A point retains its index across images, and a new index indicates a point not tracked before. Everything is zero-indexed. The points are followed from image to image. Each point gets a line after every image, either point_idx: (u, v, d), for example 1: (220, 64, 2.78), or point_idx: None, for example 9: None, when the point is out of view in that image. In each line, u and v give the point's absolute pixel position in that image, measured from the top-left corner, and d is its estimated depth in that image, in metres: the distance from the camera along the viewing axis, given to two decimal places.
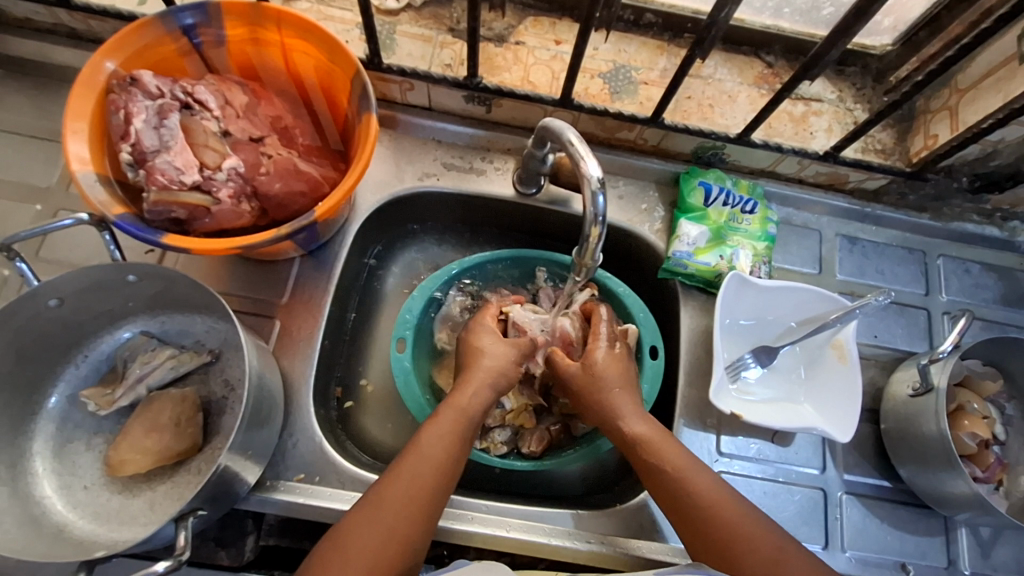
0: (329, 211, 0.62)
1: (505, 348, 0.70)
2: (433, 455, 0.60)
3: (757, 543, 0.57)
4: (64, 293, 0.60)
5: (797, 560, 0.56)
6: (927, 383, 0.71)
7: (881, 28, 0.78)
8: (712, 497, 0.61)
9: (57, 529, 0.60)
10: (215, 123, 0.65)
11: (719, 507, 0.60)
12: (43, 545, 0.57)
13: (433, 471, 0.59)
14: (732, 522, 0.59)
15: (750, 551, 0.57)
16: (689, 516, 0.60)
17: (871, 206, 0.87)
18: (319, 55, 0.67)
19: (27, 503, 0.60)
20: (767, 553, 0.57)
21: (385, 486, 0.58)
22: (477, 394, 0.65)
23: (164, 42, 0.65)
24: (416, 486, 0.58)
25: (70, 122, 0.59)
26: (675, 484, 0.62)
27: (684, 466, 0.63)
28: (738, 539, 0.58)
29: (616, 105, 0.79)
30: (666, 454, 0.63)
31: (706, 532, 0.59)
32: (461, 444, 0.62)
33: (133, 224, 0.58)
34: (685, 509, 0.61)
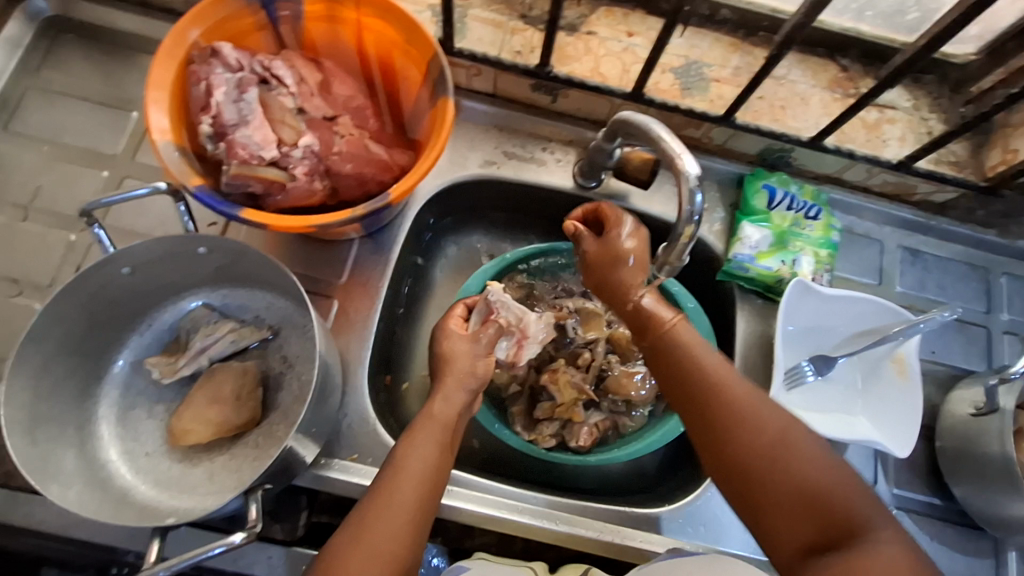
0: (403, 194, 0.62)
1: (469, 347, 0.68)
2: (416, 470, 0.57)
3: (764, 426, 0.55)
4: (137, 262, 0.61)
5: (805, 441, 0.54)
6: (993, 403, 0.69)
7: (967, 36, 0.76)
8: (721, 379, 0.58)
9: (121, 493, 0.61)
10: (291, 100, 0.65)
11: (728, 389, 0.58)
12: (111, 508, 0.57)
13: (419, 485, 0.56)
14: (741, 404, 0.57)
15: (754, 431, 0.55)
16: (697, 395, 0.59)
17: (936, 220, 0.85)
18: (395, 36, 0.67)
19: (94, 466, 0.61)
20: (772, 433, 0.55)
21: (374, 504, 0.55)
22: (452, 407, 0.63)
23: (244, 15, 0.65)
24: (403, 507, 0.55)
25: (152, 91, 0.59)
26: (686, 364, 0.60)
27: (696, 347, 0.61)
28: (742, 420, 0.56)
29: (687, 101, 0.78)
30: (680, 332, 0.62)
31: (710, 410, 0.57)
32: (444, 460, 0.60)
33: (212, 196, 0.58)
34: (693, 390, 0.59)
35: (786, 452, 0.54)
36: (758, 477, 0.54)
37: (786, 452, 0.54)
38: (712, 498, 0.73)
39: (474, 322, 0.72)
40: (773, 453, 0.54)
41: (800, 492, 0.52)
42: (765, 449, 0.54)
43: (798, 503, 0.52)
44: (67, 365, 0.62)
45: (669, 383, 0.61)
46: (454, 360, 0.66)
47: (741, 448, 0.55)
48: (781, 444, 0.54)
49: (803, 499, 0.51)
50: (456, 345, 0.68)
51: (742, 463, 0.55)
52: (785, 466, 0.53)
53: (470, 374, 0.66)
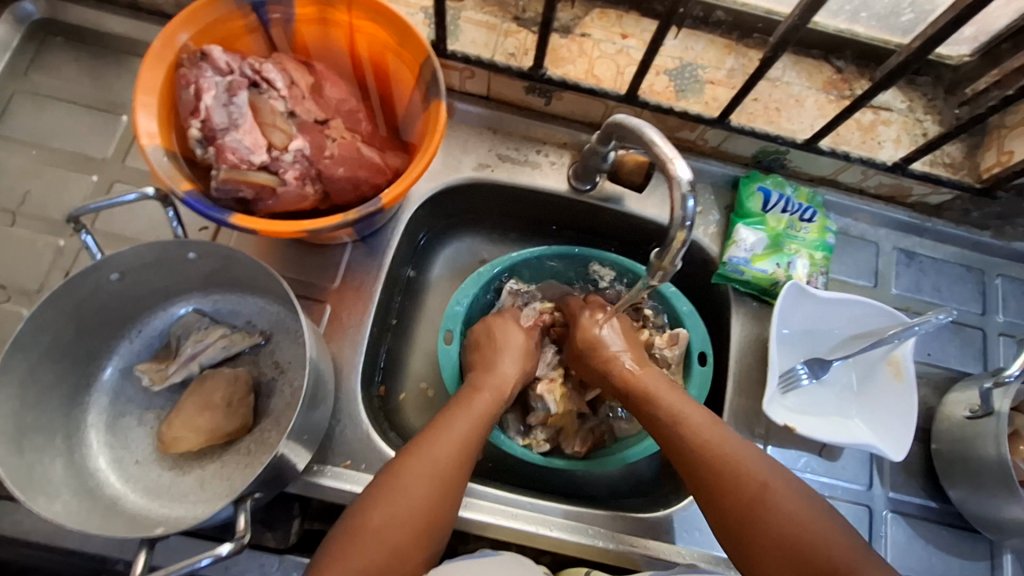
0: (395, 199, 0.61)
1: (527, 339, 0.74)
2: (463, 424, 0.61)
3: (777, 504, 0.55)
4: (125, 267, 0.60)
5: (818, 523, 0.54)
6: (988, 405, 0.69)
7: (961, 37, 0.76)
8: (732, 458, 0.58)
9: (110, 502, 0.60)
10: (282, 103, 0.64)
11: (739, 467, 0.58)
12: (99, 518, 0.57)
13: (466, 434, 0.61)
14: (751, 481, 0.57)
15: (769, 512, 0.55)
16: (706, 477, 0.58)
17: (931, 221, 0.85)
18: (387, 38, 0.66)
19: (82, 475, 0.61)
20: (788, 514, 0.54)
21: (408, 458, 0.57)
22: (512, 380, 0.69)
23: (234, 18, 0.64)
24: (444, 457, 0.58)
25: (140, 95, 0.58)
26: (673, 428, 0.62)
27: (701, 425, 0.61)
28: (754, 501, 0.55)
29: (681, 103, 0.77)
30: (686, 414, 0.62)
31: (722, 489, 0.57)
32: (486, 418, 0.64)
33: (201, 201, 0.57)
34: (701, 471, 0.59)
35: (804, 535, 0.53)
36: (773, 558, 0.53)
37: (799, 533, 0.53)
38: None
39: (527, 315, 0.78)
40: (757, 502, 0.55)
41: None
42: (780, 532, 0.54)
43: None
44: (54, 373, 0.61)
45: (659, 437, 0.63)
46: (508, 341, 0.72)
47: (757, 531, 0.54)
48: (796, 526, 0.53)
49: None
50: (512, 333, 0.73)
51: (756, 544, 0.54)
52: (801, 553, 0.52)
53: (519, 348, 0.72)
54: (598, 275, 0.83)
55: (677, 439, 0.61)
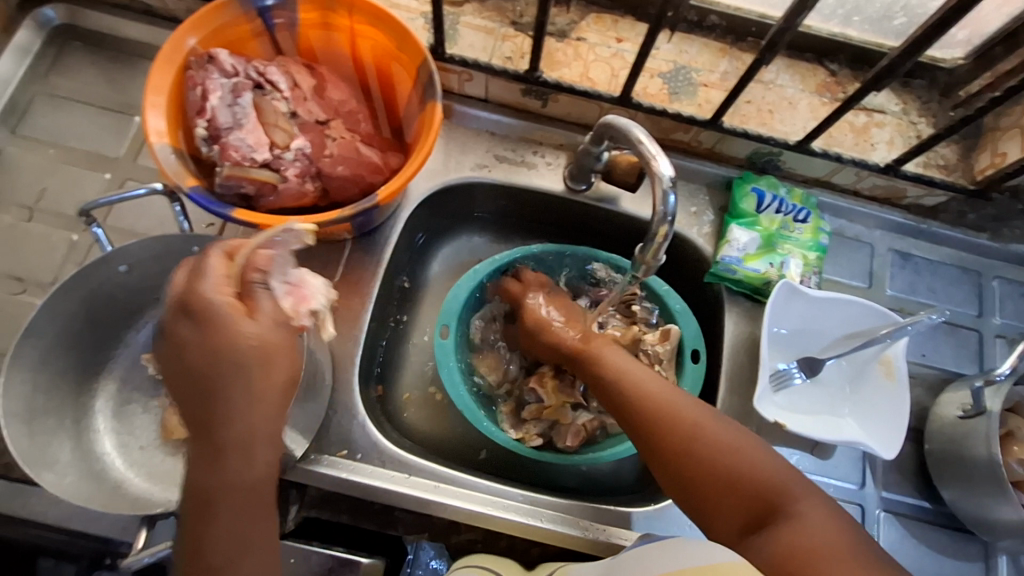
0: (391, 196, 0.63)
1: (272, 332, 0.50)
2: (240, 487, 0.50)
3: (695, 428, 0.58)
4: (133, 261, 0.63)
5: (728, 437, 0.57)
6: (979, 405, 0.69)
7: (955, 40, 0.77)
8: (646, 392, 0.61)
9: (115, 485, 0.63)
10: (285, 104, 0.66)
11: (653, 400, 0.61)
12: (103, 499, 0.59)
13: (244, 488, 0.50)
14: (667, 407, 0.60)
15: (693, 438, 0.57)
16: (629, 411, 0.61)
17: (927, 223, 0.85)
18: (387, 42, 0.68)
19: (89, 458, 0.63)
20: (706, 435, 0.57)
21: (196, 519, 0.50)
22: (256, 425, 0.50)
23: (241, 23, 0.67)
24: (236, 510, 0.50)
25: (150, 96, 0.61)
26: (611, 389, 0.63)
27: (628, 366, 0.65)
28: (675, 426, 0.58)
29: (675, 106, 0.79)
30: (605, 358, 0.66)
31: (646, 422, 0.60)
32: (263, 491, 0.51)
33: (205, 196, 0.60)
34: (625, 405, 0.62)
35: (724, 451, 0.56)
36: (701, 478, 0.56)
37: (719, 458, 0.56)
38: None
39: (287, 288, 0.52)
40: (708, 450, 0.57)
41: (730, 479, 0.55)
42: (705, 450, 0.56)
43: (735, 499, 0.54)
44: (65, 360, 0.64)
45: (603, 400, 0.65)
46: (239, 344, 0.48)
47: (683, 457, 0.57)
48: (720, 445, 0.56)
49: (742, 494, 0.54)
50: (242, 328, 0.49)
51: (682, 467, 0.57)
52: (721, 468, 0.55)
53: (247, 365, 0.49)
54: (599, 275, 0.85)
55: (608, 382, 0.64)
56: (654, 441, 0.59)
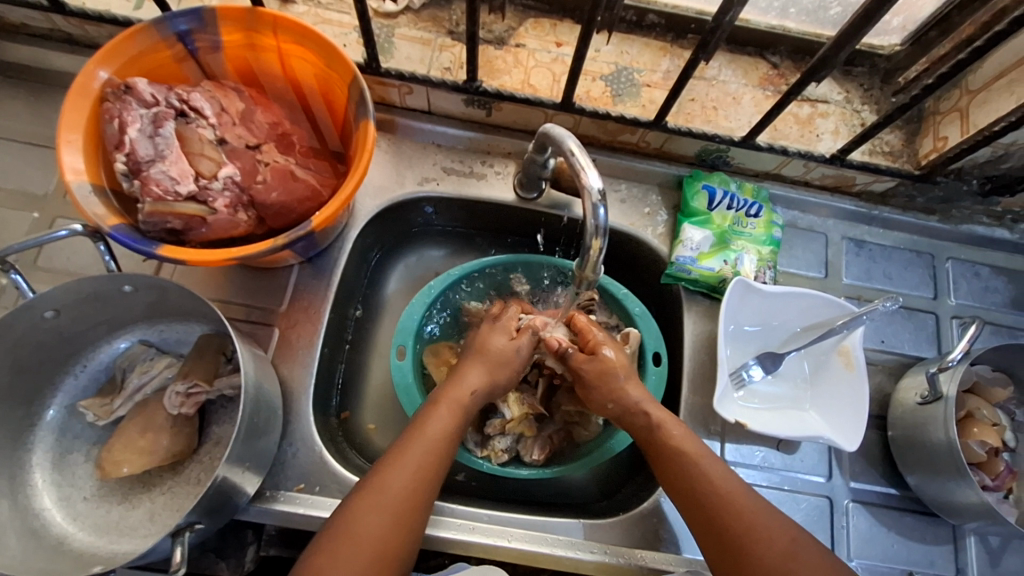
0: (326, 220, 0.61)
1: (510, 345, 0.70)
2: (433, 439, 0.61)
3: (775, 538, 0.56)
4: (60, 305, 0.60)
5: (810, 551, 0.56)
6: (935, 391, 0.69)
7: (890, 27, 0.77)
8: (726, 488, 0.59)
9: (55, 543, 0.60)
10: (211, 131, 0.64)
11: (732, 499, 0.59)
12: (42, 559, 0.56)
13: (430, 461, 0.60)
14: (745, 512, 0.58)
15: (766, 550, 0.56)
16: (698, 504, 0.59)
17: (878, 209, 0.85)
18: (316, 61, 0.66)
19: (26, 516, 0.60)
20: (785, 549, 0.56)
21: (383, 474, 0.58)
22: (477, 394, 0.66)
23: (159, 49, 0.64)
24: (420, 469, 0.59)
25: (64, 133, 0.58)
26: (682, 469, 0.61)
27: (702, 456, 0.62)
28: (751, 534, 0.57)
29: (618, 108, 0.78)
30: (683, 444, 0.63)
31: (716, 518, 0.58)
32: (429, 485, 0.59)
33: (128, 235, 0.57)
34: (694, 494, 0.60)
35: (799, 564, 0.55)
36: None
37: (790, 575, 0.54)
38: (666, 503, 0.72)
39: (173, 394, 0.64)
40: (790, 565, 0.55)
41: None
42: (778, 567, 0.55)
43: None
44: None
45: (667, 476, 0.62)
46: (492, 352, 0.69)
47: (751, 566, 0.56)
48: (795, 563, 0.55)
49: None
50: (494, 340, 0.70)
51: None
52: None
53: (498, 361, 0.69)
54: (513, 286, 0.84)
55: (677, 472, 0.61)
56: (723, 542, 0.57)
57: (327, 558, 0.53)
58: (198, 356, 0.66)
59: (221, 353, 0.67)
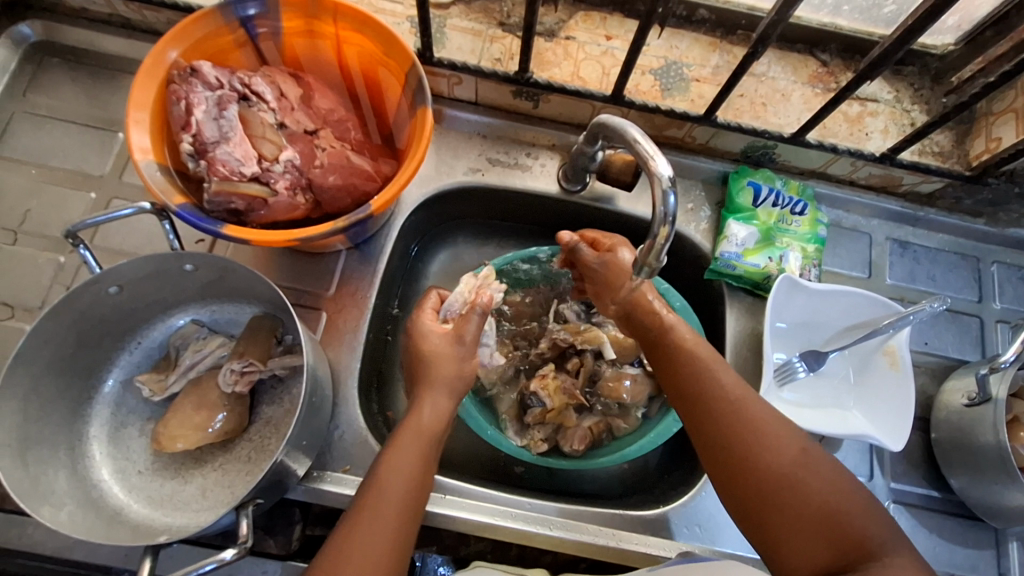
0: (385, 205, 0.62)
1: (452, 350, 0.64)
2: (399, 475, 0.57)
3: (781, 445, 0.56)
4: (124, 280, 0.61)
5: (821, 462, 0.55)
6: (985, 393, 0.69)
7: (944, 27, 0.76)
8: (735, 391, 0.60)
9: (113, 512, 0.61)
10: (271, 115, 0.65)
11: (741, 401, 0.59)
12: (103, 527, 0.58)
13: (402, 491, 0.56)
14: (754, 420, 0.57)
15: (774, 453, 0.55)
16: (711, 407, 0.59)
17: (924, 210, 0.84)
18: (373, 47, 0.67)
19: (86, 486, 0.62)
20: (792, 457, 0.55)
21: (356, 520, 0.54)
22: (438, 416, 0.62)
23: (222, 33, 0.65)
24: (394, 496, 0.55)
25: (133, 112, 0.60)
26: (699, 377, 0.61)
27: (714, 361, 0.62)
28: (755, 436, 0.57)
29: (668, 102, 0.78)
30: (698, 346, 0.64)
31: (725, 428, 0.58)
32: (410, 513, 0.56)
33: (193, 213, 0.58)
34: (704, 405, 0.60)
35: (807, 472, 0.54)
36: (776, 501, 0.53)
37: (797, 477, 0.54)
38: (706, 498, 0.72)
39: (227, 371, 0.66)
40: (797, 473, 0.54)
41: (820, 514, 0.52)
42: (786, 471, 0.54)
43: (814, 526, 0.51)
44: (55, 385, 0.62)
45: (677, 391, 0.63)
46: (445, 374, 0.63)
47: (760, 464, 0.55)
48: (802, 464, 0.55)
49: (822, 522, 0.51)
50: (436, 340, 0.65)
51: (757, 481, 0.55)
52: (800, 486, 0.53)
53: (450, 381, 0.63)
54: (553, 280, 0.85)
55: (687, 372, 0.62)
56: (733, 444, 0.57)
57: None
58: (251, 337, 0.67)
59: (272, 335, 0.68)
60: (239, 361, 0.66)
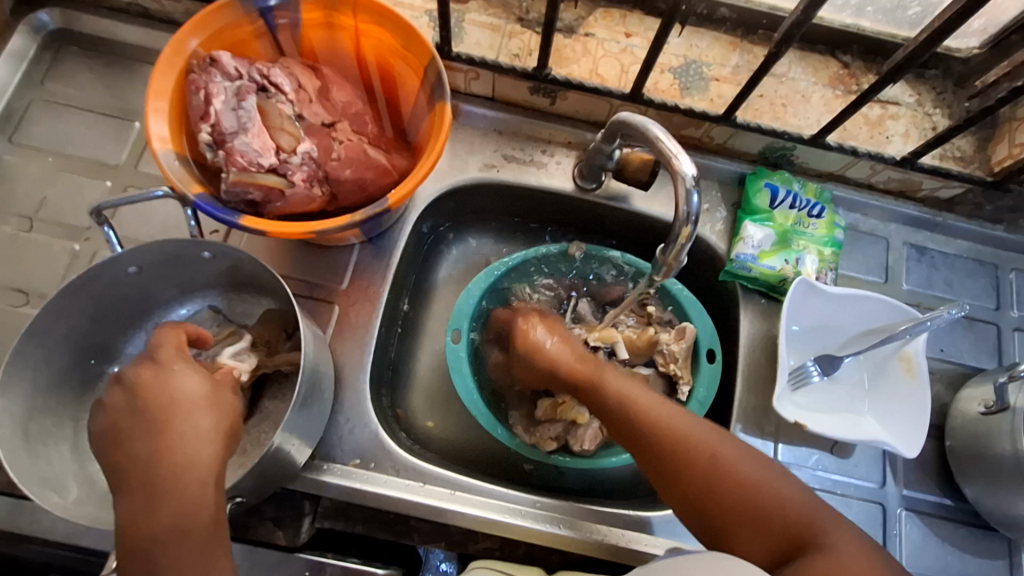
0: (402, 199, 0.62)
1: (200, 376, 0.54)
2: (183, 443, 0.50)
3: (700, 458, 0.57)
4: (142, 262, 0.61)
5: (733, 463, 0.57)
6: (1003, 401, 0.68)
7: (970, 30, 0.75)
8: (650, 416, 0.60)
9: (117, 493, 0.61)
10: (290, 107, 0.65)
11: (657, 425, 0.60)
12: (105, 505, 0.58)
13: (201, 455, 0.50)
14: (674, 437, 0.59)
15: (698, 467, 0.57)
16: (636, 438, 0.60)
17: (942, 216, 0.84)
18: (393, 41, 0.67)
19: (92, 466, 0.62)
20: (711, 465, 0.57)
21: (143, 502, 0.48)
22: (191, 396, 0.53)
23: (242, 24, 0.65)
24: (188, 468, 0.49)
25: (153, 101, 0.60)
26: (619, 411, 0.62)
27: (631, 389, 0.63)
28: (678, 455, 0.58)
29: (686, 101, 0.77)
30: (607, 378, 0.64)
31: (652, 454, 0.59)
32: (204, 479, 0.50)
33: (211, 203, 0.58)
34: (631, 432, 0.61)
35: (728, 477, 0.56)
36: (713, 511, 0.56)
37: (716, 471, 0.57)
38: None
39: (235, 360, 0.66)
40: (719, 477, 0.56)
41: (751, 515, 0.55)
42: (711, 480, 0.56)
43: (752, 525, 0.55)
44: (64, 370, 0.62)
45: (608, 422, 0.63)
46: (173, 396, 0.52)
47: (690, 481, 0.57)
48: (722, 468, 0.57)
49: (756, 521, 0.55)
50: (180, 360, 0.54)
51: (690, 497, 0.57)
52: (726, 493, 0.56)
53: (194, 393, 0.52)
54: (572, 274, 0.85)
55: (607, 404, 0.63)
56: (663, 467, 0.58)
57: None
58: (262, 326, 0.69)
59: (280, 327, 0.69)
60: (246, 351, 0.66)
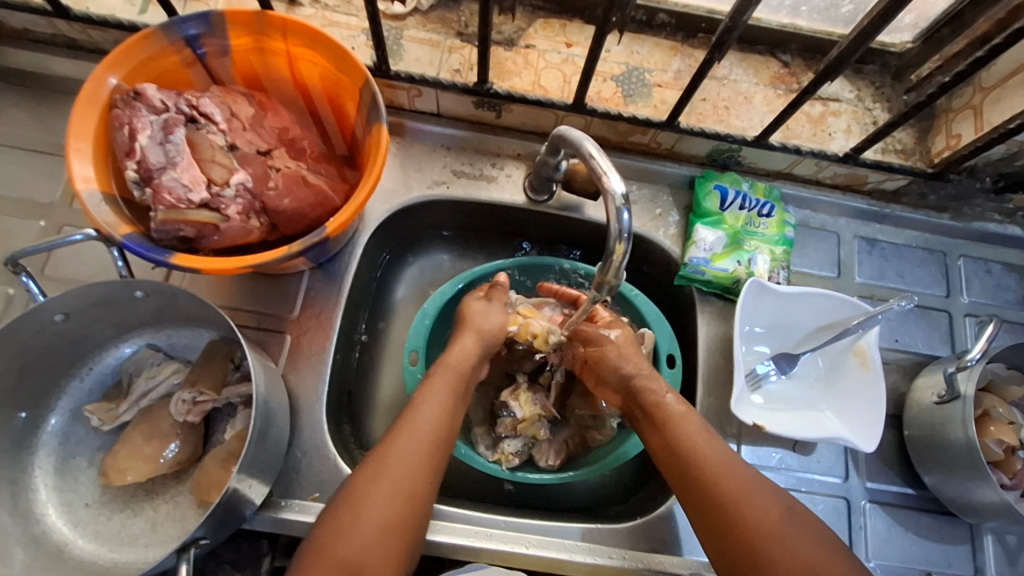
0: (341, 226, 0.60)
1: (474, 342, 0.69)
2: (429, 414, 0.61)
3: (760, 504, 0.57)
4: (70, 308, 0.59)
5: (793, 524, 0.56)
6: (953, 390, 0.69)
7: (902, 25, 0.77)
8: (715, 458, 0.60)
9: (56, 550, 0.60)
10: (221, 137, 0.63)
11: (719, 469, 0.59)
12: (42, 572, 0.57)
13: (431, 434, 0.60)
14: (735, 484, 0.58)
15: (756, 510, 0.56)
16: (695, 474, 0.59)
17: (890, 207, 0.85)
18: (326, 64, 0.65)
19: (28, 522, 0.60)
20: (771, 514, 0.56)
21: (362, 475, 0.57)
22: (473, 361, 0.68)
23: (167, 54, 0.63)
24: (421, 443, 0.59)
25: (73, 141, 0.58)
26: (678, 449, 0.61)
27: (694, 425, 0.63)
28: (737, 502, 0.57)
29: (630, 109, 0.77)
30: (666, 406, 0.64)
31: (711, 496, 0.58)
32: (436, 456, 0.60)
33: (140, 243, 0.56)
34: (689, 475, 0.60)
35: (783, 530, 0.55)
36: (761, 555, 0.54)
37: (775, 538, 0.54)
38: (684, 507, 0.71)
39: (177, 401, 0.64)
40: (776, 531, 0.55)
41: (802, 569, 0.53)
42: (767, 524, 0.55)
43: None
44: None
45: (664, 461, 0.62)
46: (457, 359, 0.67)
47: (743, 526, 0.56)
48: (779, 522, 0.55)
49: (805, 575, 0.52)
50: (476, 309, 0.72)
51: (741, 545, 0.55)
52: (781, 542, 0.54)
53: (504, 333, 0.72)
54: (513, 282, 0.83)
55: (665, 438, 0.63)
56: (716, 513, 0.57)
57: (336, 535, 0.53)
58: (206, 363, 0.65)
59: (229, 360, 0.66)
60: (190, 390, 0.64)
